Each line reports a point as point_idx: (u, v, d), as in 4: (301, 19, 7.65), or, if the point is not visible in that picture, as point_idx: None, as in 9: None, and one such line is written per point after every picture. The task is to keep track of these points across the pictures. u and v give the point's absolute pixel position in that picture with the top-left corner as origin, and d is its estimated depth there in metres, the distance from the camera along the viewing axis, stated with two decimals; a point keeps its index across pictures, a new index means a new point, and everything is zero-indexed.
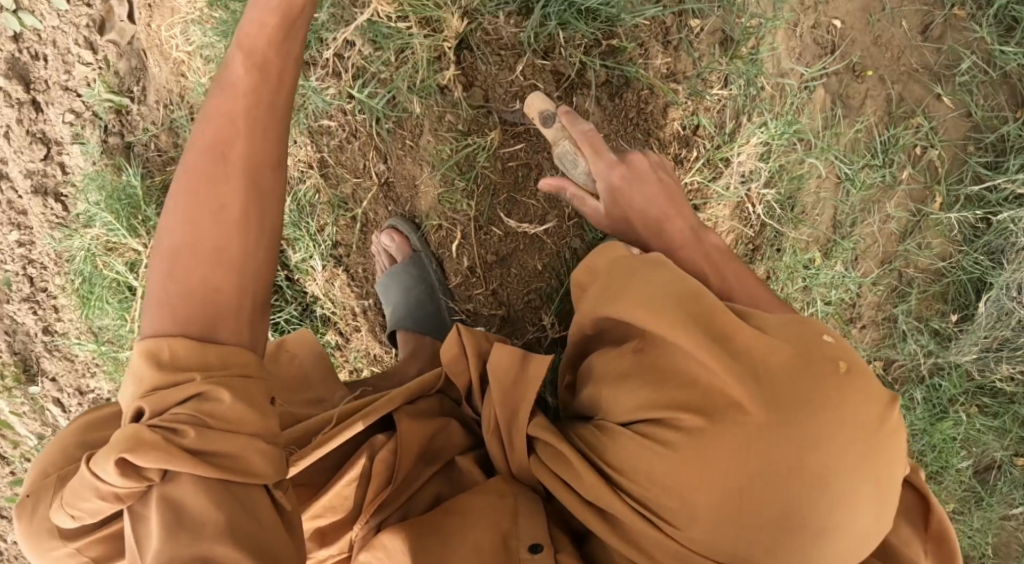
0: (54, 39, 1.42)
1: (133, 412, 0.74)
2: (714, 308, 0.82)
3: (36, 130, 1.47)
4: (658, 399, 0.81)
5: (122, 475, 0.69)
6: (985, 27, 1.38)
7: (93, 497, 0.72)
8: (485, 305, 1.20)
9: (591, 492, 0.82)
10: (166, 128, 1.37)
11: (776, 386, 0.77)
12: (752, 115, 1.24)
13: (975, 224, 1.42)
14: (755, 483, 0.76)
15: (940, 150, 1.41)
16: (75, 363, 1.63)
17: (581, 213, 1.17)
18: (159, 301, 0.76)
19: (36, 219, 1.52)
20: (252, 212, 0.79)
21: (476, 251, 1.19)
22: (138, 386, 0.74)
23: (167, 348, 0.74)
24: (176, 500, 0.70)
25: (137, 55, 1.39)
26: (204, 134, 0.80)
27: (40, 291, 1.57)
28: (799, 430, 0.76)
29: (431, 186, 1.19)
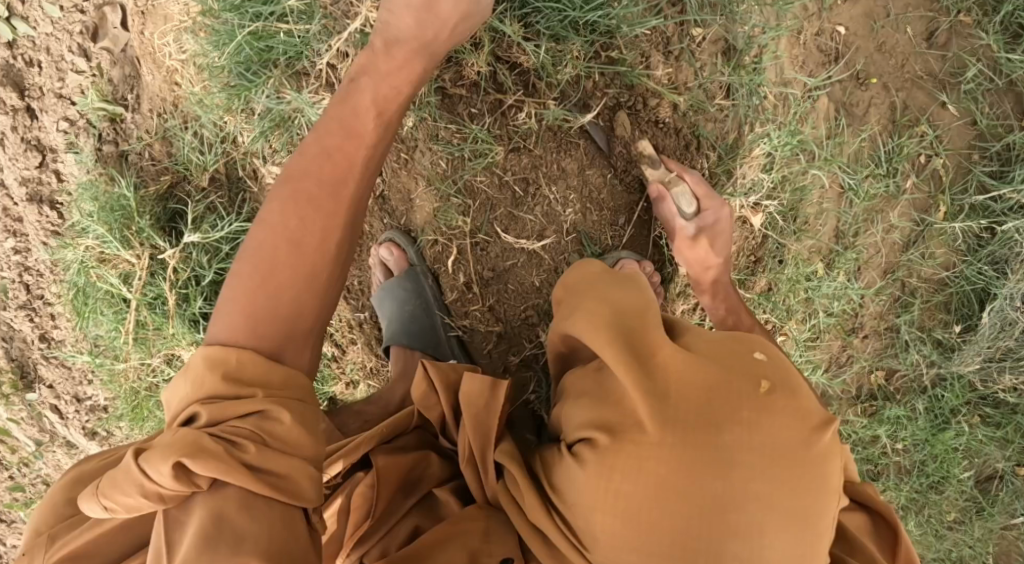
0: (47, 46, 1.41)
1: (188, 416, 0.77)
2: (649, 329, 0.82)
3: (30, 138, 1.45)
4: (587, 418, 0.80)
5: (176, 478, 0.71)
6: (991, 34, 1.35)
7: (133, 494, 0.73)
8: (482, 321, 1.20)
9: (533, 512, 0.82)
10: (160, 136, 1.35)
11: (683, 408, 0.77)
12: (755, 126, 1.21)
13: (979, 234, 1.40)
14: (665, 506, 0.75)
15: (944, 159, 1.40)
16: (72, 370, 1.62)
17: (580, 228, 1.17)
18: (233, 310, 0.82)
19: (31, 226, 1.50)
20: (336, 243, 0.89)
21: (474, 267, 1.18)
22: (198, 392, 0.78)
23: (235, 358, 0.78)
24: (222, 514, 0.72)
25: (131, 62, 1.38)
26: (305, 165, 0.90)
27: (36, 298, 1.57)
28: (711, 455, 0.75)
29: (427, 200, 1.18)
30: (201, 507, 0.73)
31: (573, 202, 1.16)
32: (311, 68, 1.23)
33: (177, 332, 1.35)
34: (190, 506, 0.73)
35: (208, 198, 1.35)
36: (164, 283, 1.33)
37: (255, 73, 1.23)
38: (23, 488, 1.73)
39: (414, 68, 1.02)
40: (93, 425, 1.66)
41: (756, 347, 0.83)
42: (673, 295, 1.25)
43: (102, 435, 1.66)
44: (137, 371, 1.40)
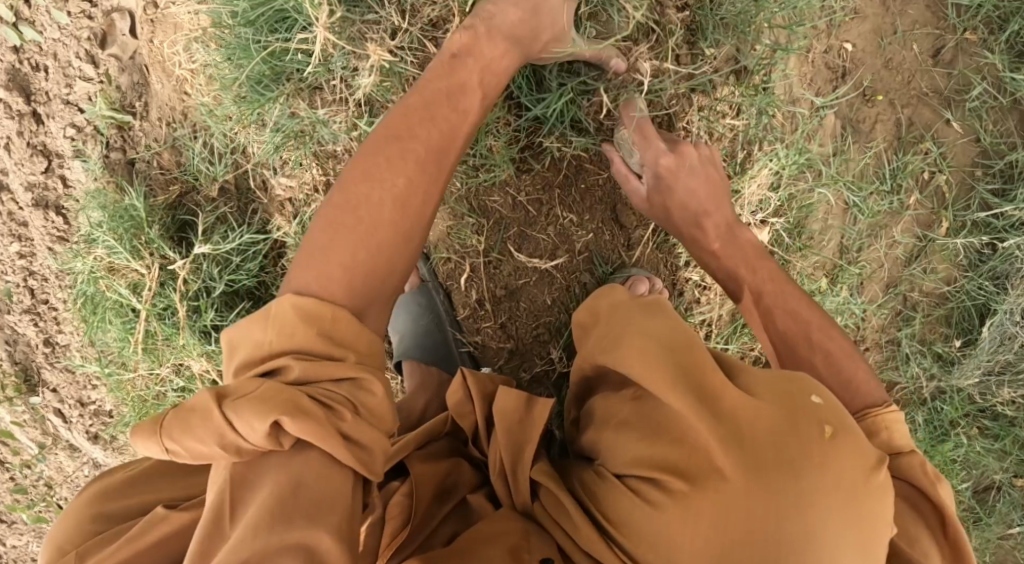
0: (55, 51, 1.41)
1: (272, 367, 0.78)
2: (703, 369, 0.83)
3: (36, 143, 1.47)
4: (644, 455, 0.82)
5: (267, 434, 0.73)
6: (997, 53, 1.36)
7: (210, 443, 0.74)
8: (493, 337, 1.20)
9: (584, 541, 0.83)
10: (168, 146, 1.34)
11: (758, 450, 0.78)
12: (760, 147, 1.24)
13: (981, 250, 1.42)
14: (737, 540, 0.76)
15: (947, 176, 1.41)
16: (76, 375, 1.63)
17: (591, 247, 1.18)
18: (321, 259, 0.82)
19: (37, 231, 1.52)
20: (417, 209, 0.89)
21: (486, 284, 1.19)
22: (278, 340, 0.78)
23: (329, 315, 0.79)
24: (298, 481, 0.73)
25: (140, 70, 1.37)
26: (390, 123, 0.92)
27: (41, 303, 1.58)
28: (780, 494, 0.76)
29: (440, 218, 1.18)
30: (271, 476, 0.73)
31: (584, 222, 1.17)
32: (326, 84, 1.21)
33: (186, 344, 1.34)
34: (266, 464, 0.74)
35: (218, 210, 1.33)
36: (173, 295, 1.32)
37: (266, 87, 1.22)
38: (25, 490, 1.74)
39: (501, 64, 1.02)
40: (96, 429, 1.67)
41: (811, 389, 0.85)
42: (684, 312, 1.24)
43: (104, 439, 1.68)
44: (144, 379, 1.40)
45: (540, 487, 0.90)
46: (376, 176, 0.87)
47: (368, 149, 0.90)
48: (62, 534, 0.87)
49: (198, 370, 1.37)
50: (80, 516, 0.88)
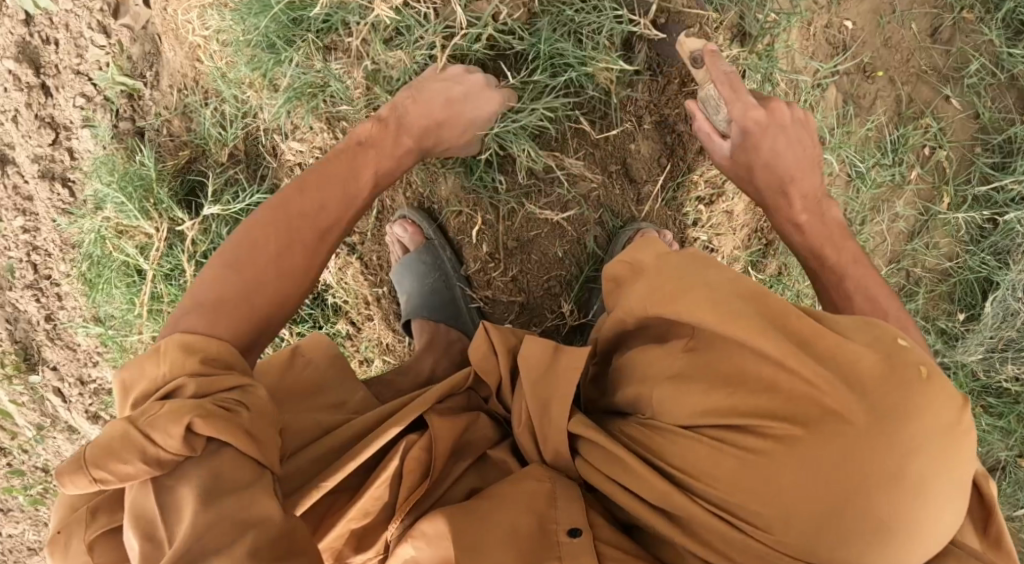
0: (66, 23, 1.42)
1: (172, 389, 0.77)
2: (789, 310, 0.74)
3: (44, 115, 1.47)
4: (734, 405, 0.73)
5: (182, 439, 0.72)
6: (994, 30, 1.39)
7: (133, 459, 0.73)
8: (504, 290, 1.21)
9: (661, 497, 0.76)
10: (179, 112, 1.36)
11: (870, 394, 0.68)
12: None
13: (982, 225, 1.44)
14: (858, 490, 0.67)
15: (947, 152, 1.43)
16: (77, 351, 1.62)
17: (603, 200, 1.20)
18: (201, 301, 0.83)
19: (42, 204, 1.53)
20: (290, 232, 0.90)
21: (501, 232, 1.19)
22: (173, 373, 0.78)
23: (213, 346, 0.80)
24: (218, 475, 0.73)
25: (151, 40, 1.39)
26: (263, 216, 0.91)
27: (43, 278, 1.57)
28: (902, 441, 0.67)
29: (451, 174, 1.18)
30: (191, 479, 0.73)
31: (597, 175, 1.18)
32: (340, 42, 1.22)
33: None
34: (183, 474, 0.74)
35: (227, 172, 1.35)
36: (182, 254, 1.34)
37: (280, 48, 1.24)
38: (21, 473, 1.71)
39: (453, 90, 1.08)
40: (96, 408, 1.66)
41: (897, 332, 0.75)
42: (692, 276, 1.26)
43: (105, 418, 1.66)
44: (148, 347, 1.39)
45: (580, 443, 0.85)
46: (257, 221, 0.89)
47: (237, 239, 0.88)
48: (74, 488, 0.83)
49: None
50: None
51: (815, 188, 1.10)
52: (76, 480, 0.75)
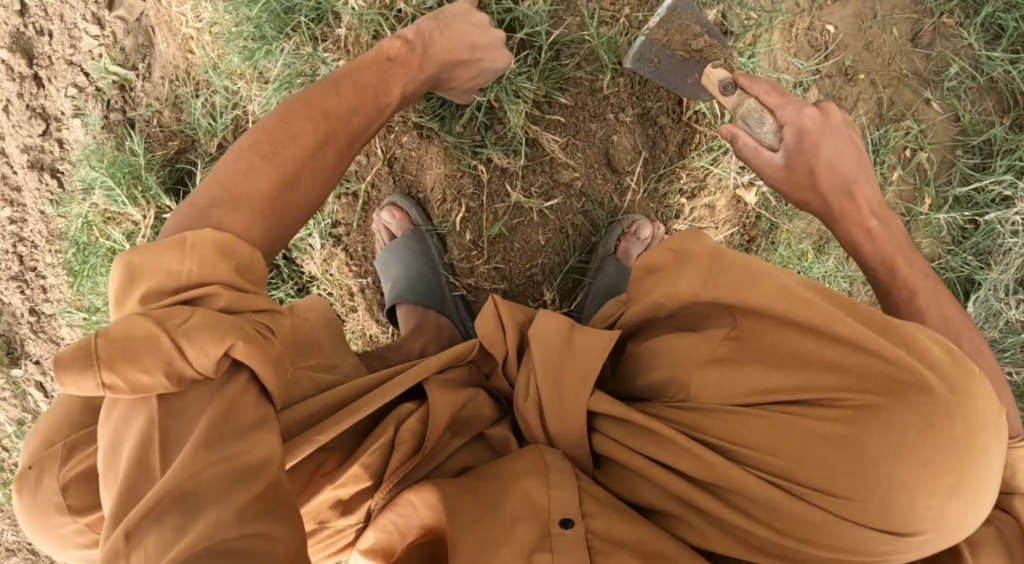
0: (60, 14, 1.44)
1: (198, 295, 0.73)
2: (853, 302, 0.77)
3: (36, 106, 1.49)
4: (799, 383, 0.77)
5: (218, 362, 0.71)
6: (973, 34, 1.41)
7: (153, 371, 0.70)
8: (487, 278, 1.21)
9: (716, 475, 0.77)
10: (170, 103, 1.37)
11: (937, 372, 0.74)
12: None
13: (964, 225, 1.45)
14: (931, 459, 0.72)
15: (928, 153, 1.45)
16: (60, 346, 1.61)
17: (586, 190, 1.21)
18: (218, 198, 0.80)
19: (30, 196, 1.53)
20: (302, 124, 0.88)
21: (486, 218, 1.20)
22: (195, 270, 0.74)
23: (232, 242, 0.77)
24: (227, 411, 0.71)
25: (144, 32, 1.41)
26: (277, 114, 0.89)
27: (29, 270, 1.57)
28: (965, 415, 0.73)
29: (437, 163, 1.19)
30: (205, 409, 0.71)
31: (581, 165, 1.19)
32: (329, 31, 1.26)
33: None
34: (197, 395, 0.72)
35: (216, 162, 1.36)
36: None
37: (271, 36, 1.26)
38: None
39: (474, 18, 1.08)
40: None
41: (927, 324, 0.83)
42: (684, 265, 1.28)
43: None
44: None
45: (598, 420, 0.86)
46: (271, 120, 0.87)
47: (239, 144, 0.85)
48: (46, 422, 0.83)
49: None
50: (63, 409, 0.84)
51: (877, 195, 1.08)
52: (83, 382, 0.69)
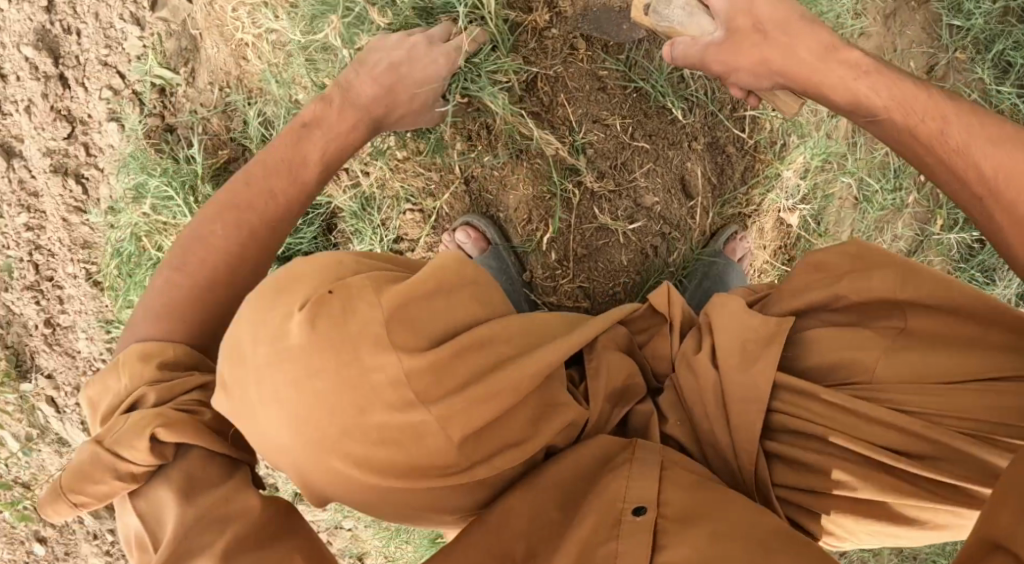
0: (95, 12, 1.38)
1: (133, 400, 0.80)
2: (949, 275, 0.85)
3: (61, 108, 1.42)
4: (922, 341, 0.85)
5: (151, 451, 0.76)
6: (984, 69, 1.51)
7: (106, 478, 0.76)
8: (569, 297, 1.19)
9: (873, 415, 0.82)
10: (220, 111, 1.35)
11: None
12: (792, 139, 1.26)
13: (971, 244, 1.55)
14: None
15: (942, 178, 1.52)
16: (76, 359, 1.53)
17: (667, 213, 1.19)
18: (152, 315, 0.87)
19: (51, 202, 1.46)
20: (219, 229, 0.92)
21: (573, 241, 1.18)
22: (134, 382, 0.81)
23: (171, 351, 0.84)
24: (190, 478, 0.78)
25: (189, 35, 1.36)
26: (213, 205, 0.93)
27: (45, 280, 1.49)
28: None
29: (521, 183, 1.18)
30: (168, 489, 0.77)
31: (663, 189, 1.18)
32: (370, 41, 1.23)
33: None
34: (163, 480, 0.78)
35: None
36: None
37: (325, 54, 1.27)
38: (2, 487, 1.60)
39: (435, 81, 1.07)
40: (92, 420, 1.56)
41: None
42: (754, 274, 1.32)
43: None
44: None
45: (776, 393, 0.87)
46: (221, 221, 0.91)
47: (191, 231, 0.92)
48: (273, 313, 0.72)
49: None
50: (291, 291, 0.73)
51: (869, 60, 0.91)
52: (59, 509, 0.80)
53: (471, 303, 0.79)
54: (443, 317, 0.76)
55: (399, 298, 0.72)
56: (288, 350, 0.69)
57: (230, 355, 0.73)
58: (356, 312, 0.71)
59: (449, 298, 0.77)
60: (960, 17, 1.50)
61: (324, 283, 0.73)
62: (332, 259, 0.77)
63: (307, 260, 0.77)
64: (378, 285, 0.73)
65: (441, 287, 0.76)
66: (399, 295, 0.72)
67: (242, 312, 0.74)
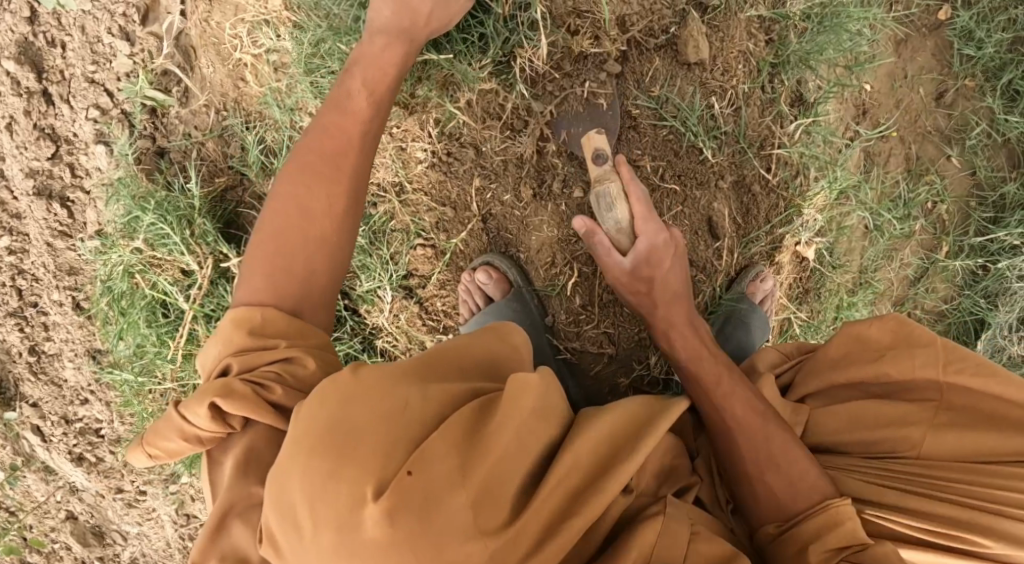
0: (82, 25, 1.30)
1: (222, 368, 0.88)
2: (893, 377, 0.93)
3: (44, 125, 1.34)
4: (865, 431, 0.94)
5: (211, 418, 0.83)
6: (993, 97, 1.48)
7: (175, 437, 0.87)
8: (594, 343, 1.17)
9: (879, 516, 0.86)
10: (216, 135, 1.29)
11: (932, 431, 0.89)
12: (812, 173, 1.25)
13: (975, 270, 1.53)
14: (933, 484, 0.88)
15: (948, 205, 1.52)
16: (63, 389, 1.46)
17: (690, 256, 1.19)
18: (253, 279, 0.92)
19: (34, 225, 1.38)
20: (280, 209, 0.95)
21: (599, 285, 1.16)
22: (227, 347, 0.89)
23: (262, 317, 0.89)
24: (253, 450, 0.84)
25: (184, 52, 1.29)
26: (278, 194, 0.96)
27: (29, 305, 1.42)
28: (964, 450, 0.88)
29: (548, 224, 1.15)
30: (232, 456, 0.85)
31: (687, 230, 1.18)
32: None
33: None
34: (230, 445, 0.86)
35: None
36: (229, 294, 1.29)
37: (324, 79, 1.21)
38: None
39: (397, 53, 1.03)
40: (81, 449, 1.49)
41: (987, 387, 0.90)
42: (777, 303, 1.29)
43: (89, 461, 1.50)
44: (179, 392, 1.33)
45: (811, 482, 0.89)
46: (300, 185, 0.95)
47: (262, 225, 0.94)
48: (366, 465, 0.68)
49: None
50: (383, 441, 0.69)
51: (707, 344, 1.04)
52: (138, 455, 0.93)
53: (539, 429, 0.76)
54: (520, 462, 0.73)
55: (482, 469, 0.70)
56: (366, 546, 0.66)
57: (293, 522, 0.69)
58: (441, 499, 0.68)
59: (523, 441, 0.74)
60: (971, 46, 1.46)
61: (398, 458, 0.69)
62: (394, 405, 0.72)
63: (368, 403, 0.71)
64: (457, 449, 0.70)
65: (516, 440, 0.73)
66: (488, 451, 0.71)
67: (300, 478, 0.69)
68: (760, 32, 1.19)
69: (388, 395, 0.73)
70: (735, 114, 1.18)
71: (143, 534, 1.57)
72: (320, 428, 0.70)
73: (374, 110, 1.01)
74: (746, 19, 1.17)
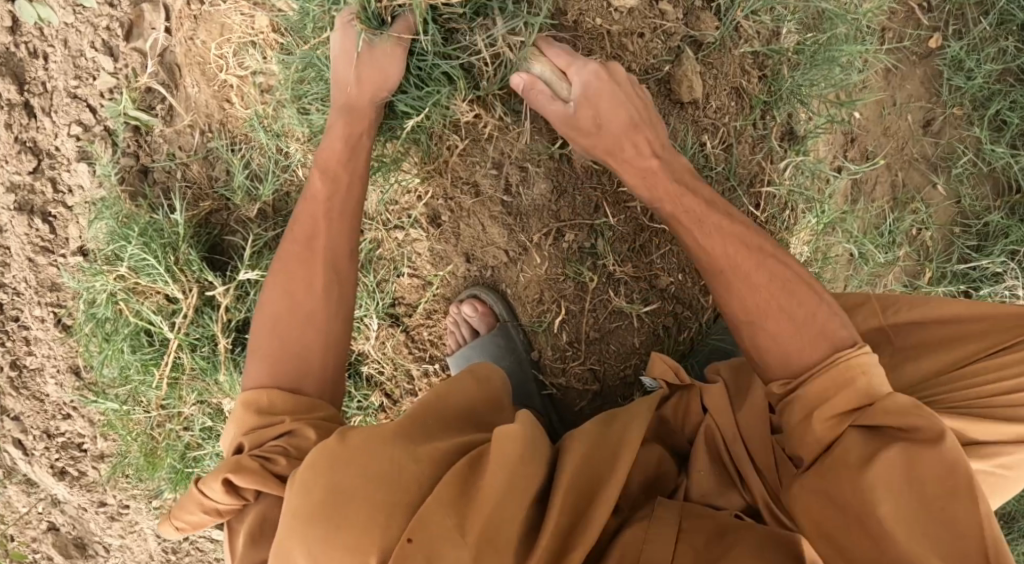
0: (65, 38, 1.27)
1: (234, 448, 0.90)
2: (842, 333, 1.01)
3: (25, 139, 1.31)
4: None
5: (225, 493, 0.85)
6: (979, 127, 1.49)
7: (198, 511, 0.88)
8: (578, 379, 1.18)
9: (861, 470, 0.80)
10: (200, 157, 1.27)
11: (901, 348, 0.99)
12: (800, 207, 1.25)
13: (957, 297, 1.53)
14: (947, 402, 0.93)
15: (932, 232, 1.53)
16: (45, 403, 1.44)
17: (676, 292, 1.18)
18: (255, 363, 0.95)
19: (15, 240, 1.35)
20: (271, 297, 0.97)
21: (585, 323, 1.17)
22: (239, 428, 0.91)
23: (266, 398, 0.91)
24: (265, 518, 0.84)
25: (168, 69, 1.26)
26: (275, 270, 0.99)
27: (10, 320, 1.40)
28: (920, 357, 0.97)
29: (533, 270, 1.17)
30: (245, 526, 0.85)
31: (678, 267, 1.17)
32: None
33: (228, 379, 1.29)
34: (244, 515, 0.87)
35: (270, 230, 1.29)
36: (213, 323, 1.27)
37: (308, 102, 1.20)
38: None
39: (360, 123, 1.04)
40: (63, 464, 1.47)
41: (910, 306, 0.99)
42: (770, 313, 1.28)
43: (72, 476, 1.48)
44: (164, 418, 1.33)
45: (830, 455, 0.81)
46: (280, 277, 0.98)
47: (261, 313, 0.97)
48: (364, 526, 0.70)
49: (226, 410, 1.32)
50: (375, 502, 0.71)
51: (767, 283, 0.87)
52: (167, 529, 0.93)
53: (526, 467, 0.77)
54: (513, 504, 0.74)
55: (478, 515, 0.72)
56: None
57: None
58: (445, 557, 0.69)
59: (517, 484, 0.76)
60: (961, 75, 1.47)
61: (398, 519, 0.70)
62: (383, 467, 0.73)
63: (357, 469, 0.73)
64: (451, 505, 0.72)
65: (507, 484, 0.75)
66: (480, 501, 0.73)
67: (303, 551, 0.70)
68: (752, 68, 1.19)
69: (376, 455, 0.74)
70: (725, 152, 1.19)
71: (123, 550, 1.56)
72: (317, 496, 0.72)
73: (333, 185, 1.02)
74: (739, 55, 1.17)
